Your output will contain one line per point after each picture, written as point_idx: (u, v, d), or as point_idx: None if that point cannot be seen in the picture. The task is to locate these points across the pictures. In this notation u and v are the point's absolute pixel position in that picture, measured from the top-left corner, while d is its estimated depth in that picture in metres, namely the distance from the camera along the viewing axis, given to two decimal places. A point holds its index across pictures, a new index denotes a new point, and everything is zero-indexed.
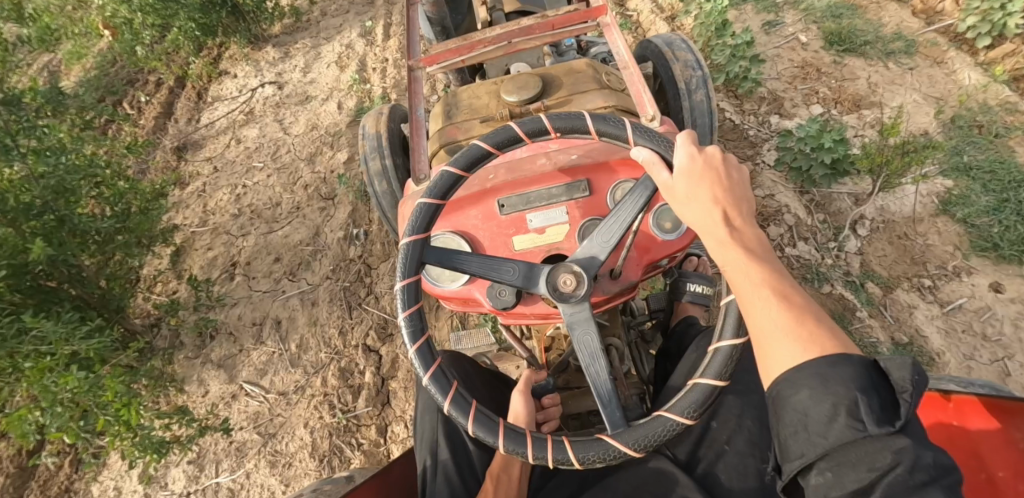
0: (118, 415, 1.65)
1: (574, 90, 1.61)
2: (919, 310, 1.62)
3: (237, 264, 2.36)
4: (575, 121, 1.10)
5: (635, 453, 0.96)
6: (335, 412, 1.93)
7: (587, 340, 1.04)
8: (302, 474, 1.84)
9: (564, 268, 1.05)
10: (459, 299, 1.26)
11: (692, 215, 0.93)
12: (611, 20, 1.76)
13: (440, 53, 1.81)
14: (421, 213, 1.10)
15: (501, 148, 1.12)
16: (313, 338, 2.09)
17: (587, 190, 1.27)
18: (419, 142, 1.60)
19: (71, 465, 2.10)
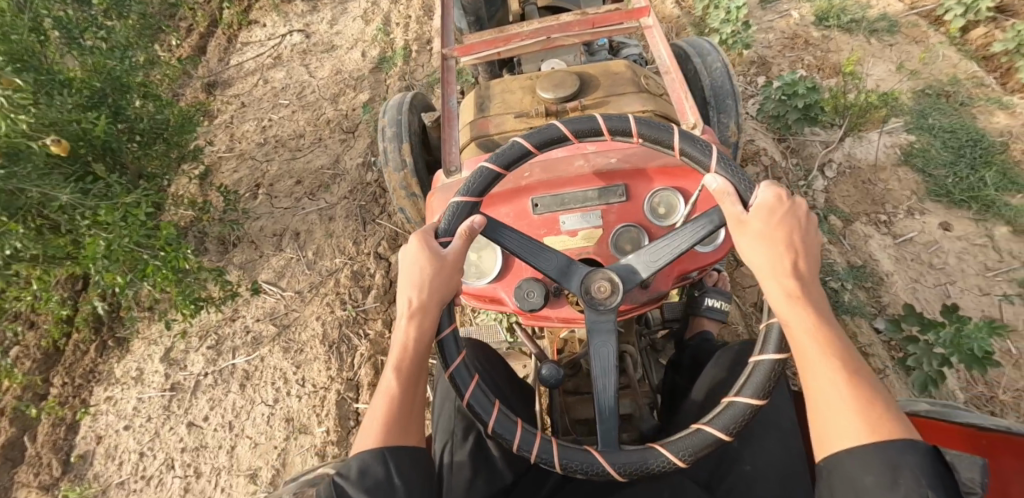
0: (166, 262, 1.85)
1: (611, 92, 1.70)
2: (874, 239, 1.82)
3: (260, 186, 2.56)
4: (662, 135, 1.03)
5: (619, 477, 0.93)
6: (346, 307, 2.09)
7: (603, 352, 1.02)
8: (313, 358, 2.00)
9: (600, 274, 1.04)
10: (481, 297, 1.28)
11: (760, 260, 0.91)
12: (652, 21, 1.86)
13: (475, 45, 1.89)
14: (479, 176, 1.07)
15: (580, 137, 1.07)
16: (329, 247, 2.27)
17: (624, 196, 1.26)
18: (452, 132, 1.59)
19: (96, 351, 2.30)
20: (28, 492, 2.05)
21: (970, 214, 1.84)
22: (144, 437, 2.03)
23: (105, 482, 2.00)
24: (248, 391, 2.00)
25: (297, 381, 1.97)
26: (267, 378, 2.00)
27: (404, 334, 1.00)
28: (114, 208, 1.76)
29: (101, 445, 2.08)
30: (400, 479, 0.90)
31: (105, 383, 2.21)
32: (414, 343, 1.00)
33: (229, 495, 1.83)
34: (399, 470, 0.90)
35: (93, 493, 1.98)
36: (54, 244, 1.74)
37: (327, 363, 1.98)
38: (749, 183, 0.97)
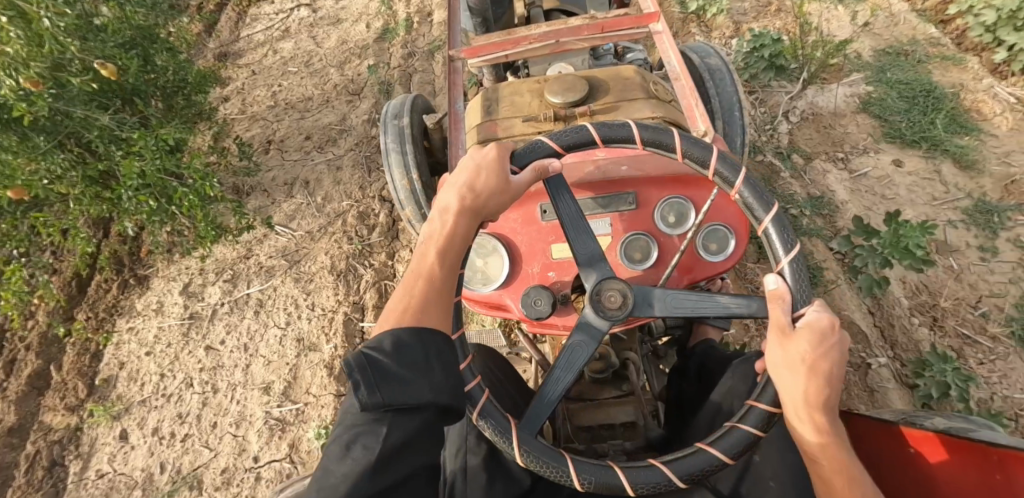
0: (194, 187, 2.01)
1: (622, 97, 1.57)
2: (832, 174, 2.01)
3: (272, 142, 2.74)
4: (762, 198, 1.00)
5: (518, 460, 0.94)
6: (353, 242, 2.28)
7: (576, 355, 1.04)
8: (322, 286, 2.18)
9: (611, 284, 1.05)
10: (489, 303, 1.37)
11: (795, 386, 0.87)
12: (661, 27, 1.94)
13: (482, 47, 1.90)
14: (577, 133, 1.06)
15: (688, 156, 1.04)
16: (336, 192, 2.45)
17: (633, 204, 1.34)
18: (459, 136, 1.73)
19: (118, 289, 2.47)
20: (55, 414, 2.21)
21: (921, 152, 2.03)
22: (163, 361, 2.20)
23: (127, 401, 2.16)
24: (262, 317, 2.18)
25: (308, 306, 2.15)
26: (280, 304, 2.18)
27: (450, 226, 1.00)
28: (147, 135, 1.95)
29: (124, 369, 2.24)
30: (438, 361, 0.88)
31: (127, 316, 2.38)
32: (459, 236, 1.01)
33: (244, 406, 2.00)
34: (439, 354, 0.89)
35: (117, 411, 2.15)
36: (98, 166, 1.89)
37: (336, 290, 2.16)
38: (806, 298, 0.94)
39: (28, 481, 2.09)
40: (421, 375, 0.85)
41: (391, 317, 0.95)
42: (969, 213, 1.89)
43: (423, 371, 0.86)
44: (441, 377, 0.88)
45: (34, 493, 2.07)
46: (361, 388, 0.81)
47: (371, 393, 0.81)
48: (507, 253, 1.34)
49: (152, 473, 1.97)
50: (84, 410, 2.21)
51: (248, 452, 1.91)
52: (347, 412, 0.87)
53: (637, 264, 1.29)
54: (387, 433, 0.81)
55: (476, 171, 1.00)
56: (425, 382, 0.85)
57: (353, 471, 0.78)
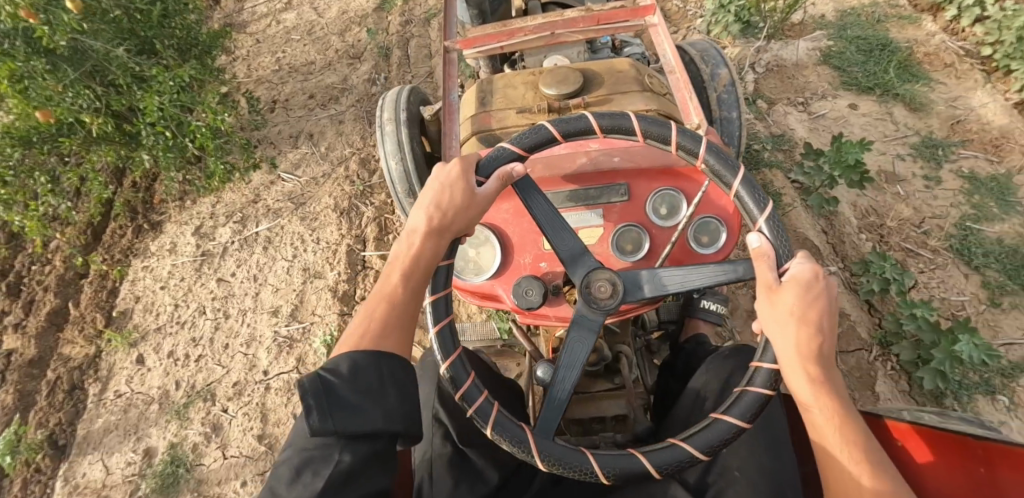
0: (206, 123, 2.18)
1: (616, 90, 1.67)
2: (792, 115, 2.21)
3: (277, 101, 2.89)
4: (725, 162, 1.05)
5: (541, 465, 0.95)
6: (355, 185, 2.45)
7: (576, 352, 1.04)
8: (327, 224, 2.36)
9: (602, 275, 1.07)
10: (481, 293, 1.39)
11: (788, 337, 0.90)
12: (657, 19, 1.89)
13: (477, 38, 1.91)
14: (537, 134, 1.11)
15: (648, 137, 1.09)
16: (339, 143, 2.63)
17: (625, 196, 1.37)
18: (452, 126, 1.63)
19: (133, 234, 2.62)
20: (75, 345, 2.37)
21: (875, 97, 2.23)
22: (177, 293, 2.36)
23: (144, 330, 2.32)
24: (270, 251, 2.35)
25: (313, 240, 2.33)
26: (287, 240, 2.36)
27: (416, 250, 1.05)
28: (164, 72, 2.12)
29: (139, 303, 2.39)
30: (394, 388, 0.94)
31: (142, 257, 2.54)
32: (424, 259, 1.05)
33: (254, 328, 2.17)
34: (393, 381, 0.95)
35: (134, 339, 2.30)
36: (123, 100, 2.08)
37: (340, 226, 2.34)
38: (787, 253, 0.98)
39: (50, 403, 2.24)
40: (373, 403, 0.90)
41: (350, 342, 0.99)
42: (916, 147, 2.08)
43: (375, 395, 0.91)
44: (387, 403, 0.92)
45: (56, 413, 2.21)
46: (311, 414, 0.86)
47: (321, 418, 0.86)
48: (500, 244, 1.37)
49: (168, 390, 2.12)
50: (102, 339, 2.36)
51: (258, 367, 2.07)
52: (298, 440, 0.91)
53: (629, 255, 1.33)
54: (337, 458, 0.86)
55: (441, 190, 1.08)
56: (375, 405, 0.90)
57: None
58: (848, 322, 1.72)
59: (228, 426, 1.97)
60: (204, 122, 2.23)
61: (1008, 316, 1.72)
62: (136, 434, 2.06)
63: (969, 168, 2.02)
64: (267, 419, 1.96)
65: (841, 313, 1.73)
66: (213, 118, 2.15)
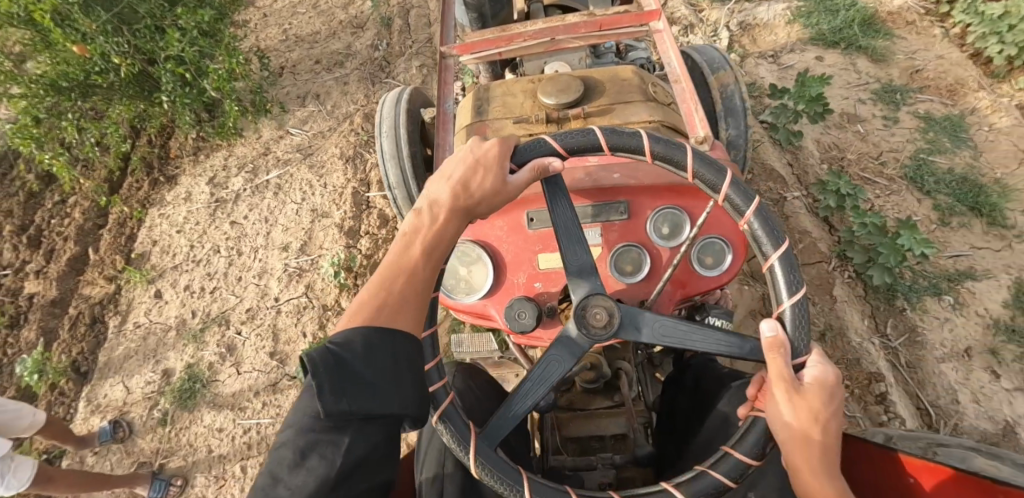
0: (224, 66, 2.37)
1: (618, 99, 1.56)
2: (763, 66, 2.41)
3: (285, 68, 3.03)
4: (771, 233, 0.94)
5: (473, 470, 0.93)
6: (359, 136, 2.63)
7: (550, 369, 0.99)
8: (333, 170, 2.53)
9: (596, 301, 0.99)
10: (473, 312, 1.33)
11: (785, 438, 0.83)
12: (661, 25, 1.78)
13: (475, 44, 1.83)
14: (581, 137, 1.01)
15: (698, 175, 0.99)
16: (344, 101, 2.80)
17: (625, 214, 1.27)
18: (446, 136, 1.63)
19: (150, 186, 2.77)
20: (96, 285, 2.52)
21: (840, 50, 2.41)
22: (193, 235, 2.52)
23: (161, 268, 2.47)
24: (280, 196, 2.52)
25: (321, 185, 2.50)
26: (296, 185, 2.53)
27: (438, 230, 0.96)
28: (185, 18, 2.31)
29: (157, 246, 2.55)
30: (408, 368, 0.85)
31: (158, 206, 2.69)
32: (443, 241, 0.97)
33: (266, 262, 2.33)
34: (410, 360, 0.86)
35: (152, 276, 2.45)
36: (151, 45, 2.28)
37: (346, 171, 2.51)
38: (804, 346, 0.88)
39: (73, 336, 2.39)
40: (388, 383, 0.82)
41: (358, 313, 0.89)
42: (876, 92, 2.26)
43: (392, 378, 0.82)
44: (405, 388, 0.83)
45: (78, 344, 2.36)
46: (324, 393, 0.77)
47: (337, 398, 0.77)
48: (492, 264, 1.29)
49: (185, 318, 2.28)
50: (121, 279, 2.51)
51: (270, 295, 2.23)
52: (304, 409, 0.82)
53: (627, 277, 1.23)
54: (348, 444, 0.78)
55: (474, 167, 0.98)
56: (391, 389, 0.81)
57: (306, 482, 0.75)
58: (810, 239, 1.89)
59: (242, 347, 2.12)
60: (222, 66, 2.41)
61: (956, 233, 1.89)
62: (154, 358, 2.21)
63: (925, 110, 2.20)
64: (278, 338, 2.11)
65: (804, 232, 1.90)
66: (230, 61, 2.35)
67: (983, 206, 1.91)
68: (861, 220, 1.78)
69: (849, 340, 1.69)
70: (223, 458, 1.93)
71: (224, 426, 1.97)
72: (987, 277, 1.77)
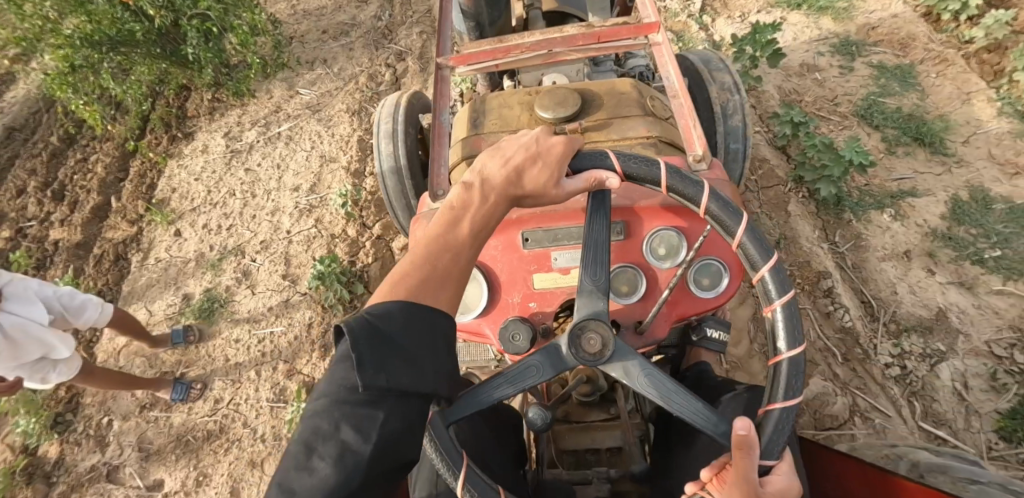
0: (247, 21, 2.67)
1: (616, 112, 1.52)
2: (732, 25, 2.65)
3: (294, 38, 3.21)
4: (791, 332, 0.81)
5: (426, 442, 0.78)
6: (364, 92, 2.85)
7: (523, 374, 0.85)
8: (340, 122, 2.75)
9: (593, 324, 0.84)
10: (464, 331, 1.20)
11: None
12: (661, 38, 1.65)
13: (472, 55, 1.72)
14: (644, 159, 0.93)
15: (680, 192, 0.91)
16: (350, 64, 3.02)
17: (622, 234, 1.16)
18: (442, 150, 1.49)
19: (167, 141, 2.97)
20: (119, 229, 2.71)
21: (802, 11, 2.64)
22: (210, 182, 2.72)
23: (180, 211, 2.67)
24: (291, 145, 2.73)
25: (329, 135, 2.71)
26: (306, 135, 2.75)
27: (483, 213, 0.88)
28: None
29: (176, 193, 2.74)
30: (445, 349, 0.78)
31: (176, 159, 2.88)
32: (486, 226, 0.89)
33: (279, 202, 2.53)
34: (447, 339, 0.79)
35: (172, 218, 2.65)
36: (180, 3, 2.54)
37: (352, 122, 2.73)
38: (777, 451, 0.76)
39: (99, 271, 2.59)
40: (427, 356, 0.75)
41: (392, 282, 0.81)
42: (835, 46, 2.48)
43: (430, 351, 0.76)
44: (439, 362, 0.77)
45: (105, 276, 2.58)
46: (364, 367, 0.68)
47: (379, 368, 0.69)
48: (485, 286, 1.16)
49: (204, 251, 2.47)
50: (143, 222, 2.71)
51: (282, 228, 2.43)
52: (340, 377, 0.73)
53: (623, 298, 1.13)
54: (384, 419, 0.68)
55: (531, 158, 0.89)
56: (429, 361, 0.75)
57: (341, 459, 0.65)
58: (768, 166, 2.10)
59: (257, 272, 2.32)
60: (244, 22, 2.69)
61: (901, 160, 2.10)
62: (175, 286, 2.40)
63: (879, 60, 2.42)
64: (290, 263, 2.30)
65: (763, 159, 2.12)
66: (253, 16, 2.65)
67: (925, 136, 2.12)
68: (811, 143, 1.99)
69: (799, 246, 1.90)
70: (239, 365, 2.11)
71: (241, 338, 2.16)
72: (926, 195, 1.98)
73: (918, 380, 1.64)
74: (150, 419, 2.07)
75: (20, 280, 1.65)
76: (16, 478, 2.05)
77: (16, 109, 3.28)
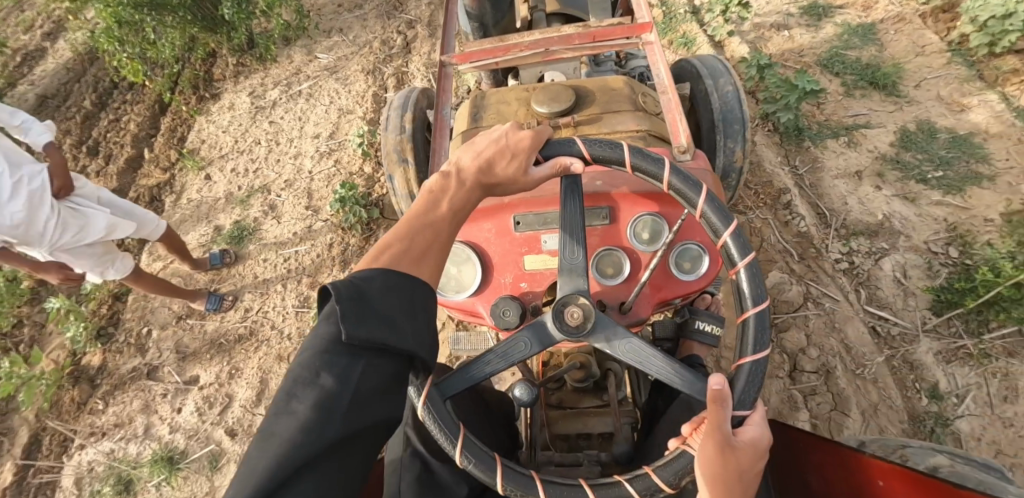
0: None
1: (608, 108, 1.56)
2: None
3: (312, 11, 3.49)
4: (755, 288, 0.94)
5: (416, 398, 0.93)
6: (378, 55, 3.14)
7: (514, 349, 1.01)
8: (357, 79, 3.03)
9: (573, 301, 1.00)
10: (461, 310, 1.27)
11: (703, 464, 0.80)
12: (654, 37, 1.76)
13: (474, 53, 1.83)
14: (604, 146, 1.03)
15: (645, 174, 1.02)
16: (364, 33, 3.30)
17: (607, 219, 1.22)
18: (442, 142, 1.64)
19: (196, 101, 3.24)
20: (153, 176, 2.97)
21: None
22: (237, 133, 2.99)
23: (209, 159, 2.92)
24: (311, 101, 3.01)
25: (346, 91, 2.99)
26: (326, 91, 3.03)
27: (462, 194, 0.99)
28: None
29: (205, 144, 3.01)
30: (425, 313, 0.85)
31: (205, 116, 3.16)
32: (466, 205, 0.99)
33: (300, 147, 2.80)
34: (425, 304, 0.86)
35: (202, 164, 2.90)
36: None
37: (367, 79, 3.01)
38: (748, 402, 0.89)
39: None
40: (406, 317, 0.81)
41: (378, 256, 0.89)
42: (803, 8, 2.75)
43: (410, 317, 0.81)
44: (418, 326, 0.82)
45: None
46: (346, 318, 0.74)
47: (358, 324, 0.75)
48: (478, 263, 1.23)
49: (232, 191, 2.73)
50: (175, 169, 2.98)
51: (304, 169, 2.69)
52: (321, 334, 0.78)
53: (608, 279, 1.19)
54: (362, 371, 0.75)
55: (501, 150, 1.00)
56: (409, 326, 0.80)
57: (319, 401, 0.71)
58: None
59: (281, 206, 2.58)
60: None
61: (858, 102, 2.35)
62: (206, 220, 2.65)
63: (844, 20, 2.67)
64: (312, 197, 2.56)
65: None
66: None
67: (879, 81, 2.38)
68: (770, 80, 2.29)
69: (764, 169, 2.15)
70: (267, 281, 2.36)
71: (268, 257, 2.41)
72: (878, 127, 2.24)
73: (864, 272, 1.88)
74: (186, 328, 2.31)
75: (94, 186, 1.92)
76: (64, 381, 2.27)
77: (47, 81, 3.48)
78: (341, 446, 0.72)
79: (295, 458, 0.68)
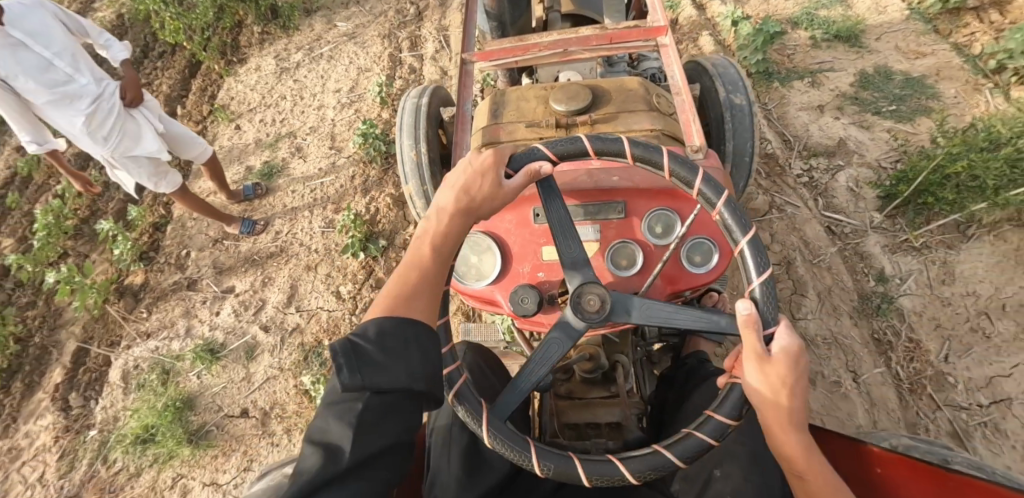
0: None
1: (624, 108, 1.64)
2: None
3: None
4: (739, 219, 0.98)
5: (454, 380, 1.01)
6: (394, 21, 3.45)
7: (548, 352, 1.06)
8: (373, 42, 3.34)
9: (590, 289, 1.04)
10: (480, 298, 1.38)
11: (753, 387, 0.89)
12: (668, 41, 1.89)
13: (494, 52, 1.96)
14: (562, 143, 1.06)
15: (608, 156, 1.05)
16: (379, 4, 3.60)
17: (622, 213, 1.32)
18: (463, 137, 1.75)
19: (223, 65, 3.49)
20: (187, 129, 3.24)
21: None
22: (263, 91, 3.26)
23: (239, 112, 3.20)
24: (332, 62, 3.31)
25: (364, 53, 3.29)
26: (346, 53, 3.33)
27: (444, 225, 1.03)
28: None
29: (233, 101, 3.28)
30: (418, 350, 0.90)
31: (233, 78, 3.43)
32: (451, 231, 1.03)
33: (323, 100, 3.09)
34: (415, 340, 0.91)
35: (232, 117, 3.18)
36: None
37: (383, 41, 3.33)
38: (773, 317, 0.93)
39: None
40: (396, 360, 0.87)
41: (379, 306, 0.97)
42: None
43: (402, 356, 0.88)
44: (413, 362, 0.89)
45: None
46: (342, 371, 0.84)
47: (352, 375, 0.84)
48: (498, 254, 1.35)
49: (261, 138, 3.01)
50: (206, 122, 3.26)
51: (327, 117, 2.97)
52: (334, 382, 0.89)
53: (622, 270, 1.28)
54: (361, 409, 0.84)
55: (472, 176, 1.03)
56: (400, 366, 0.87)
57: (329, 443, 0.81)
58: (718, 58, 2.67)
59: (307, 148, 2.86)
60: None
61: (824, 53, 2.64)
62: (238, 162, 2.93)
63: None
64: (335, 139, 2.84)
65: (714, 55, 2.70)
66: None
67: (842, 34, 2.66)
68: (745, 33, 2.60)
69: None
70: (295, 209, 2.62)
71: (297, 189, 2.68)
72: (838, 72, 2.53)
73: (822, 184, 2.17)
74: (223, 248, 2.58)
75: (159, 108, 2.20)
76: (110, 295, 2.50)
77: None
78: (358, 468, 0.82)
79: (318, 479, 0.78)
